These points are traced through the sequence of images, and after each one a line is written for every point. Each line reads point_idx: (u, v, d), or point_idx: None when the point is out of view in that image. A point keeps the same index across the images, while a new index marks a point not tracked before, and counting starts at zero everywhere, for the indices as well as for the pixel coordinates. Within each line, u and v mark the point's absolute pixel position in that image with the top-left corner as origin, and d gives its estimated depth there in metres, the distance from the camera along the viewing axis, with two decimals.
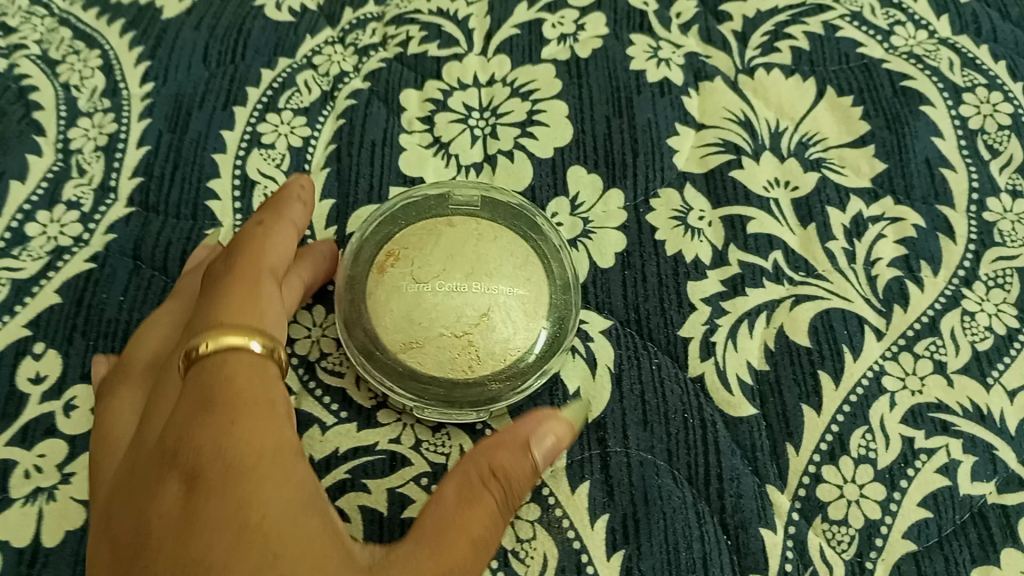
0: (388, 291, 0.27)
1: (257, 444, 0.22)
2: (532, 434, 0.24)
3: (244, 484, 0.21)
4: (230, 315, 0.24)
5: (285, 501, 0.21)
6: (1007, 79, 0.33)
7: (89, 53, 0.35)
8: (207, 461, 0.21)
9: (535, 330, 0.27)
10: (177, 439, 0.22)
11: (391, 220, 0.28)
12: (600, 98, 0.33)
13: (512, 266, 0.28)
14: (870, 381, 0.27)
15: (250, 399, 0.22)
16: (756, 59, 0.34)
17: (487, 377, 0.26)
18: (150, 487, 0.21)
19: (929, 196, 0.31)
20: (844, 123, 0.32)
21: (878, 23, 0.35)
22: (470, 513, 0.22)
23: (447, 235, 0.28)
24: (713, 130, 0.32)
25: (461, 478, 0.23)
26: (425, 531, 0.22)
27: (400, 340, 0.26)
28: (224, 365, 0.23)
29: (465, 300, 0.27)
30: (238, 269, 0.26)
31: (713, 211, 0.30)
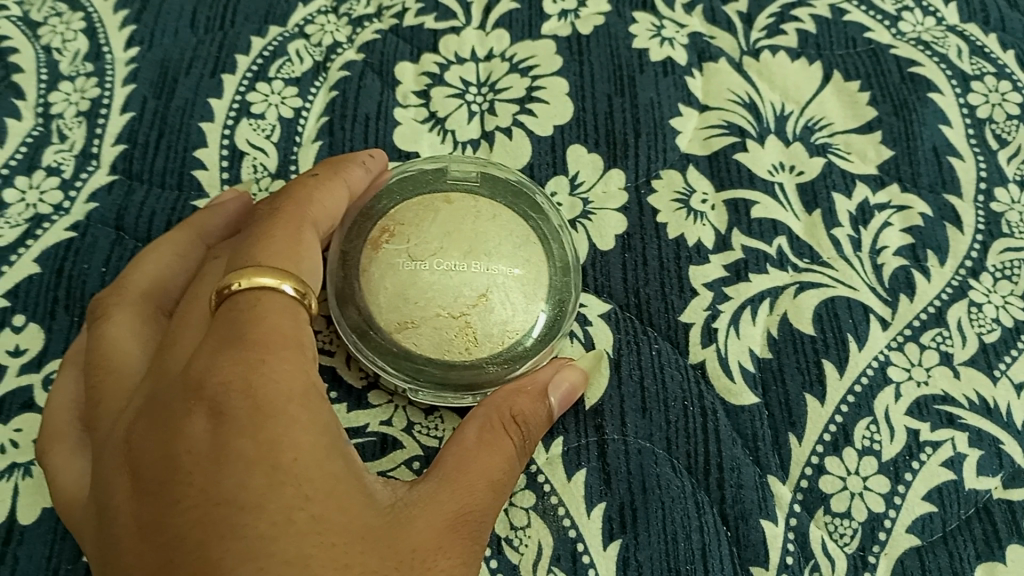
0: (382, 270, 0.26)
1: (287, 384, 0.20)
2: (549, 381, 0.25)
3: (272, 426, 0.19)
4: (268, 254, 0.23)
5: (315, 441, 0.20)
6: (1016, 68, 0.33)
7: (71, 15, 0.33)
8: (236, 398, 0.20)
9: (534, 313, 0.26)
10: (203, 370, 0.20)
11: (387, 194, 0.27)
12: (601, 76, 0.32)
13: (513, 245, 0.26)
14: (875, 371, 0.27)
15: (282, 339, 0.21)
16: (762, 41, 0.33)
17: (486, 358, 0.25)
18: (172, 420, 0.20)
19: (936, 185, 0.30)
20: (851, 108, 0.32)
21: (886, 8, 0.34)
22: (494, 453, 0.22)
23: (446, 211, 0.27)
24: (717, 112, 0.32)
25: (484, 420, 0.23)
26: (447, 468, 0.22)
27: (394, 319, 0.25)
28: (259, 304, 0.21)
29: (462, 279, 0.25)
30: (278, 209, 0.25)
31: (717, 194, 0.30)
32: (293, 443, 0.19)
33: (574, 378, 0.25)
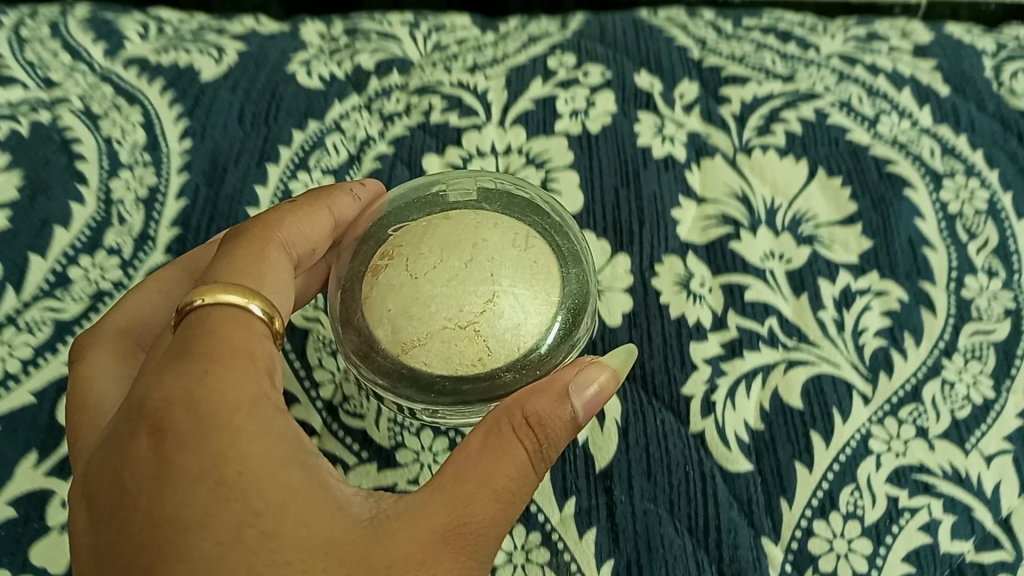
0: (387, 293, 0.28)
1: (235, 398, 0.22)
2: (570, 384, 0.24)
3: (217, 441, 0.21)
4: (234, 275, 0.25)
5: (263, 455, 0.21)
6: (984, 167, 0.36)
7: (129, 110, 0.38)
8: (181, 415, 0.21)
9: (543, 324, 0.28)
10: (152, 390, 0.22)
11: (391, 228, 0.30)
12: (609, 170, 0.36)
13: (514, 255, 0.28)
14: (857, 443, 0.29)
15: (233, 352, 0.23)
16: (753, 139, 0.37)
17: (500, 366, 0.27)
18: (123, 441, 0.22)
19: (912, 272, 0.33)
20: (834, 203, 0.35)
21: (864, 111, 0.38)
22: (498, 460, 0.23)
23: (446, 226, 0.29)
24: (713, 204, 0.35)
25: (492, 427, 0.24)
26: (448, 478, 0.23)
27: (403, 340, 0.27)
28: (215, 322, 0.23)
29: (465, 289, 0.27)
30: (251, 234, 0.27)
31: (713, 278, 0.33)
32: (240, 457, 0.21)
33: (596, 378, 0.25)
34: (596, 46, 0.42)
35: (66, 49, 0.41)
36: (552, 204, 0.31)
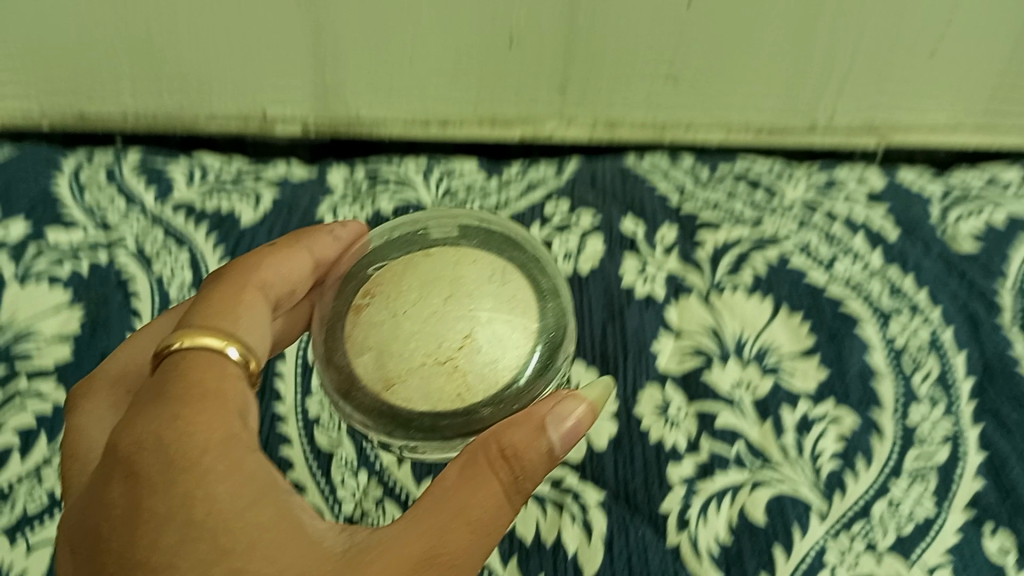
0: (371, 331, 0.30)
1: (204, 437, 0.24)
2: (548, 416, 0.26)
3: (188, 479, 0.23)
4: (213, 318, 0.28)
5: (231, 495, 0.23)
6: (927, 306, 0.41)
7: (179, 252, 0.43)
8: (153, 455, 0.24)
9: (520, 356, 0.30)
10: (126, 435, 0.24)
11: (375, 270, 0.32)
12: (597, 307, 0.41)
13: (491, 293, 0.30)
14: (814, 556, 0.33)
15: (203, 393, 0.25)
16: (724, 279, 0.42)
17: (480, 401, 0.29)
18: (100, 484, 0.24)
19: (864, 400, 0.37)
20: (795, 338, 0.40)
21: (821, 254, 0.44)
22: (475, 491, 0.25)
23: (428, 264, 0.31)
24: (689, 338, 0.40)
25: (471, 458, 0.25)
26: (428, 507, 0.25)
27: (384, 377, 0.29)
28: (190, 365, 0.26)
29: (445, 326, 0.29)
30: (231, 279, 0.31)
31: (688, 405, 0.37)
32: (207, 498, 0.23)
33: (574, 409, 0.27)
34: (588, 193, 0.48)
35: (120, 194, 0.47)
36: (530, 244, 0.34)
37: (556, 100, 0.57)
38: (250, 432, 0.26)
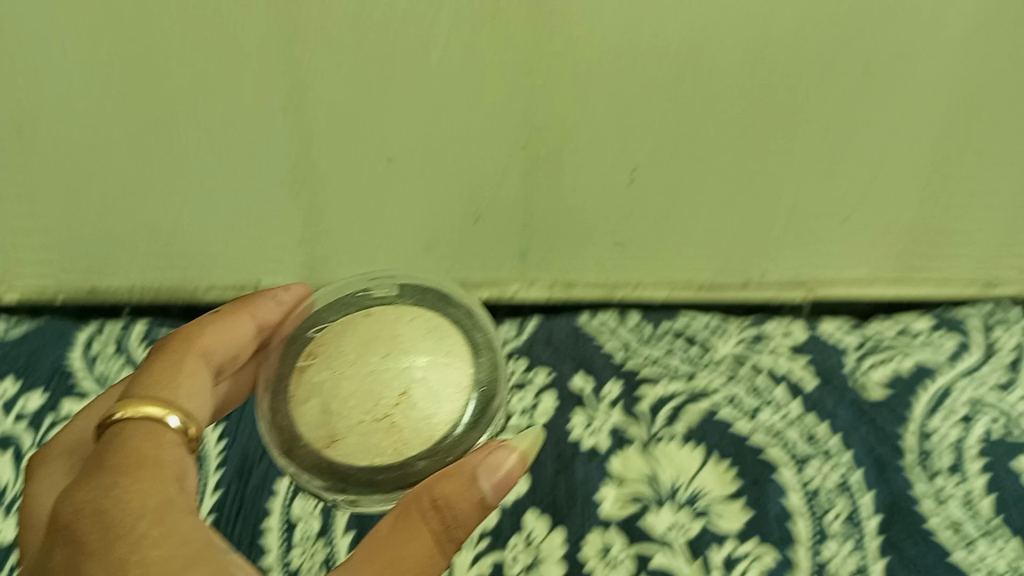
0: (313, 392, 0.32)
1: (140, 503, 0.24)
2: (477, 467, 0.27)
3: (122, 545, 0.23)
4: (154, 387, 0.30)
5: (164, 558, 0.23)
6: (838, 450, 0.47)
7: None
8: (88, 525, 0.24)
9: (454, 409, 0.32)
10: (67, 508, 0.25)
11: (317, 335, 0.34)
12: (549, 459, 0.47)
13: (426, 352, 0.33)
14: None
15: (141, 460, 0.26)
16: (661, 430, 0.48)
17: (415, 457, 0.31)
18: (43, 557, 0.24)
19: (782, 538, 0.43)
20: (722, 483, 0.45)
21: (746, 405, 0.50)
22: (405, 541, 0.26)
23: (367, 326, 0.34)
24: (629, 485, 0.45)
25: (406, 510, 0.27)
26: (364, 561, 0.26)
27: (324, 436, 0.31)
28: (130, 433, 0.27)
29: (383, 384, 0.32)
30: (174, 348, 0.33)
31: (628, 546, 0.42)
32: (141, 562, 0.23)
33: (509, 465, 0.28)
34: (544, 352, 0.54)
35: (130, 363, 0.53)
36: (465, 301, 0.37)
37: (517, 263, 0.64)
38: (186, 497, 0.26)
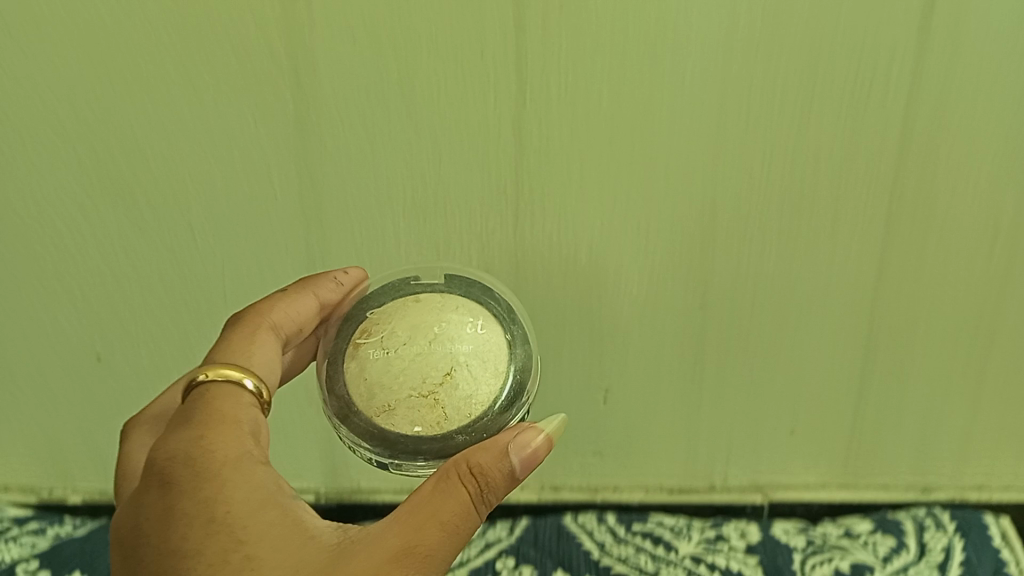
0: (372, 366, 0.44)
1: (226, 457, 0.41)
2: (510, 445, 0.41)
3: (213, 480, 0.40)
4: (234, 355, 0.47)
5: (245, 493, 0.40)
6: None
7: None
8: (190, 462, 0.41)
9: (487, 388, 0.43)
10: (175, 447, 0.42)
11: (376, 314, 0.46)
12: None
13: (465, 339, 0.45)
14: None
15: (222, 417, 0.43)
16: None
17: (453, 427, 0.42)
18: (156, 485, 0.41)
19: None
20: None
21: None
22: (447, 499, 0.39)
23: (420, 312, 0.46)
24: None
25: (450, 474, 0.40)
26: (413, 510, 0.40)
27: (379, 407, 0.43)
28: (217, 393, 0.45)
29: (431, 364, 0.44)
30: (250, 319, 0.50)
31: None
32: (228, 498, 0.40)
33: (538, 455, 0.42)
34: None
35: None
36: (509, 296, 0.49)
37: None
38: (258, 447, 0.43)
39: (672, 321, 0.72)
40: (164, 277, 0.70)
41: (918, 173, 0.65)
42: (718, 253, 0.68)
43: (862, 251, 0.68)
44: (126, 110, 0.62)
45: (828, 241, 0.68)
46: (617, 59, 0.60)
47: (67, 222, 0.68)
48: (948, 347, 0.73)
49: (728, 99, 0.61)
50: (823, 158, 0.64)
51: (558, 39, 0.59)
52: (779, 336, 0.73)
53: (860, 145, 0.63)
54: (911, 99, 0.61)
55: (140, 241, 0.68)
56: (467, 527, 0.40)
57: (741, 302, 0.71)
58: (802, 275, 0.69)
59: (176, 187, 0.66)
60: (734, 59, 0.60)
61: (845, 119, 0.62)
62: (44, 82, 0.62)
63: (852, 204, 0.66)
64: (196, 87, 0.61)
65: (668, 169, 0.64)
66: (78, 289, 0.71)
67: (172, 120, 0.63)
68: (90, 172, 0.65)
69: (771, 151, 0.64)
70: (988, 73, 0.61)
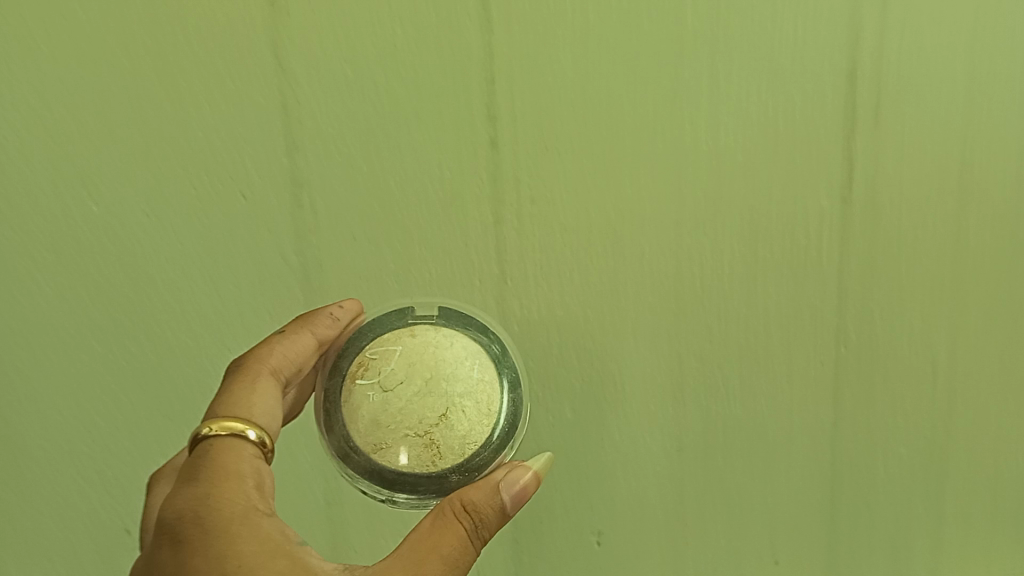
0: (368, 405, 0.50)
1: (234, 513, 0.44)
2: (503, 483, 0.47)
3: (222, 538, 0.43)
4: (236, 407, 0.50)
5: (253, 547, 0.43)
6: None
7: None
8: (199, 521, 0.43)
9: (477, 428, 0.50)
10: (183, 506, 0.44)
11: (377, 351, 0.52)
12: None
13: (459, 380, 0.51)
14: None
15: (228, 474, 0.46)
16: None
17: (446, 465, 0.49)
18: (168, 543, 0.44)
19: None
20: None
21: None
22: (446, 532, 0.45)
23: (418, 351, 0.52)
24: None
25: (446, 511, 0.46)
26: (414, 545, 0.45)
27: (378, 443, 0.50)
28: (223, 448, 0.47)
29: (429, 406, 0.50)
30: (253, 366, 0.53)
31: None
32: (237, 552, 0.42)
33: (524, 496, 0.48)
34: None
35: None
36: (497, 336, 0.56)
37: None
38: (262, 498, 0.46)
39: (655, 463, 0.76)
40: (156, 442, 0.72)
41: (859, 312, 0.74)
42: (693, 393, 0.74)
43: (821, 385, 0.75)
44: (137, 275, 0.68)
45: (792, 377, 0.75)
46: (592, 216, 0.69)
47: (68, 390, 0.70)
48: (908, 471, 0.79)
49: (689, 248, 0.70)
50: (773, 298, 0.72)
51: (535, 201, 0.68)
52: (756, 473, 0.77)
53: (808, 286, 0.72)
54: (846, 242, 0.72)
55: (133, 404, 0.71)
56: (466, 559, 0.45)
57: (717, 442, 0.76)
58: (771, 412, 0.75)
59: (181, 346, 0.70)
60: (694, 212, 0.69)
61: (800, 267, 0.72)
62: (60, 252, 0.67)
63: (815, 340, 0.74)
64: (209, 252, 0.68)
65: (640, 321, 0.72)
66: (65, 462, 0.72)
67: (185, 284, 0.69)
68: (92, 337, 0.69)
69: (732, 294, 0.72)
70: (907, 225, 0.72)
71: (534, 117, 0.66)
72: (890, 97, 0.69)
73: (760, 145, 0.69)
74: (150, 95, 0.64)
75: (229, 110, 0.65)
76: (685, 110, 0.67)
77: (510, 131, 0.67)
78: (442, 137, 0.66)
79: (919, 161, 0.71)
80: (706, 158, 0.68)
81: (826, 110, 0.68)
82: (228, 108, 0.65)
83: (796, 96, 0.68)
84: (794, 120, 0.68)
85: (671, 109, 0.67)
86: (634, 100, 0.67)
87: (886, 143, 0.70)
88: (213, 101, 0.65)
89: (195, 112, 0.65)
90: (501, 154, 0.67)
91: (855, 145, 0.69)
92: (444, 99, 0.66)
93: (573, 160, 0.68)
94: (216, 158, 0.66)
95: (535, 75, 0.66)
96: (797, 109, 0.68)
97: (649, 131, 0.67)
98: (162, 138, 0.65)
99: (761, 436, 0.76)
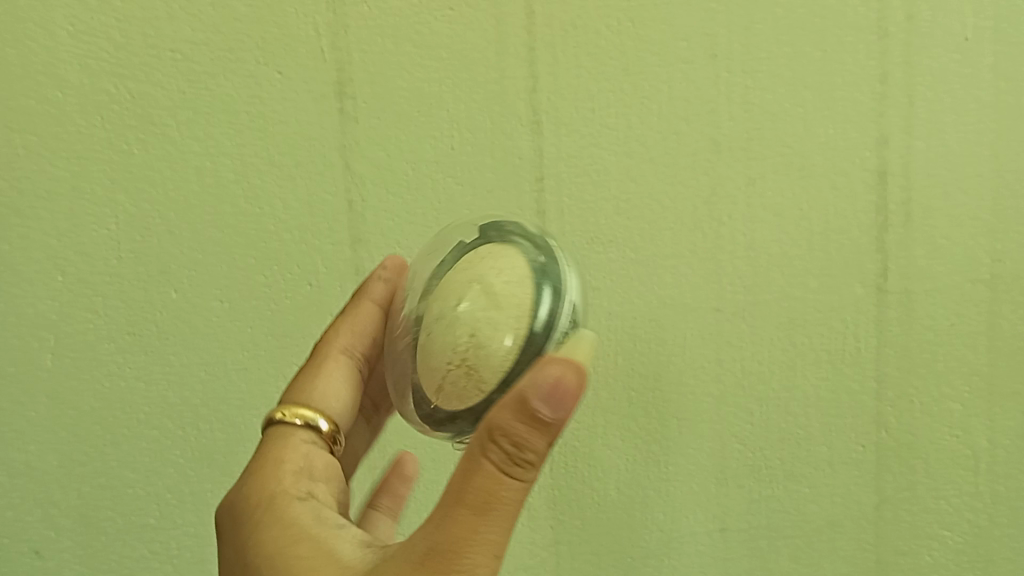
0: (418, 350, 0.41)
1: (264, 501, 0.39)
2: (523, 391, 0.32)
3: (250, 525, 0.38)
4: (303, 396, 0.47)
5: (271, 528, 0.37)
6: None
7: None
8: (235, 509, 0.39)
9: (506, 331, 0.37)
10: (228, 495, 0.41)
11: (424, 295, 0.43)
12: None
13: (481, 289, 0.39)
14: None
15: (265, 463, 0.41)
16: None
17: (491, 390, 0.38)
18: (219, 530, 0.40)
19: None
20: None
21: None
22: (470, 478, 0.33)
23: (451, 279, 0.41)
24: None
25: (473, 447, 0.33)
26: (443, 498, 0.34)
27: (434, 388, 0.40)
28: (276, 437, 0.44)
29: (453, 331, 0.39)
30: (321, 348, 0.50)
31: None
32: (257, 542, 0.37)
33: (569, 382, 0.32)
34: None
35: None
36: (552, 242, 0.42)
37: None
38: (301, 485, 0.40)
39: (698, 544, 0.65)
40: (172, 494, 0.64)
41: (932, 385, 0.64)
42: (735, 472, 0.64)
43: (893, 470, 0.65)
44: (176, 301, 0.61)
45: (854, 458, 0.64)
46: (625, 253, 0.61)
47: (85, 432, 0.63)
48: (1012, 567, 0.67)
49: (730, 299, 0.62)
50: (848, 366, 0.63)
51: (575, 235, 0.61)
52: (805, 564, 0.66)
53: (871, 349, 0.63)
54: (902, 304, 0.62)
55: (163, 450, 0.63)
56: (510, 498, 0.33)
57: (764, 525, 0.65)
58: (829, 498, 0.65)
59: (210, 389, 0.63)
60: (734, 258, 0.61)
61: (836, 318, 0.62)
62: (94, 274, 0.61)
63: (860, 418, 0.64)
64: (239, 279, 0.61)
65: (696, 368, 0.63)
66: (74, 513, 0.64)
67: (215, 314, 0.62)
68: (122, 370, 0.62)
69: (786, 356, 0.63)
70: (964, 280, 0.62)
71: (579, 142, 0.60)
72: (977, 121, 0.61)
73: (795, 178, 0.61)
74: (189, 104, 0.59)
75: (270, 119, 0.59)
76: (727, 141, 0.60)
77: (554, 160, 0.60)
78: (479, 163, 0.60)
79: (975, 209, 0.62)
80: (736, 187, 0.61)
81: (899, 136, 0.61)
82: (274, 122, 0.59)
83: (837, 123, 0.60)
84: (853, 151, 0.61)
85: (711, 138, 0.60)
86: (672, 132, 0.60)
87: (956, 189, 0.61)
88: (253, 109, 0.59)
89: (231, 123, 0.59)
90: (547, 186, 0.60)
91: (902, 179, 0.61)
92: (494, 122, 0.60)
93: (610, 196, 0.61)
94: (229, 153, 0.60)
95: (571, 99, 0.59)
96: (827, 134, 0.60)
97: (688, 163, 0.60)
98: (197, 147, 0.60)
99: (826, 529, 0.65)
